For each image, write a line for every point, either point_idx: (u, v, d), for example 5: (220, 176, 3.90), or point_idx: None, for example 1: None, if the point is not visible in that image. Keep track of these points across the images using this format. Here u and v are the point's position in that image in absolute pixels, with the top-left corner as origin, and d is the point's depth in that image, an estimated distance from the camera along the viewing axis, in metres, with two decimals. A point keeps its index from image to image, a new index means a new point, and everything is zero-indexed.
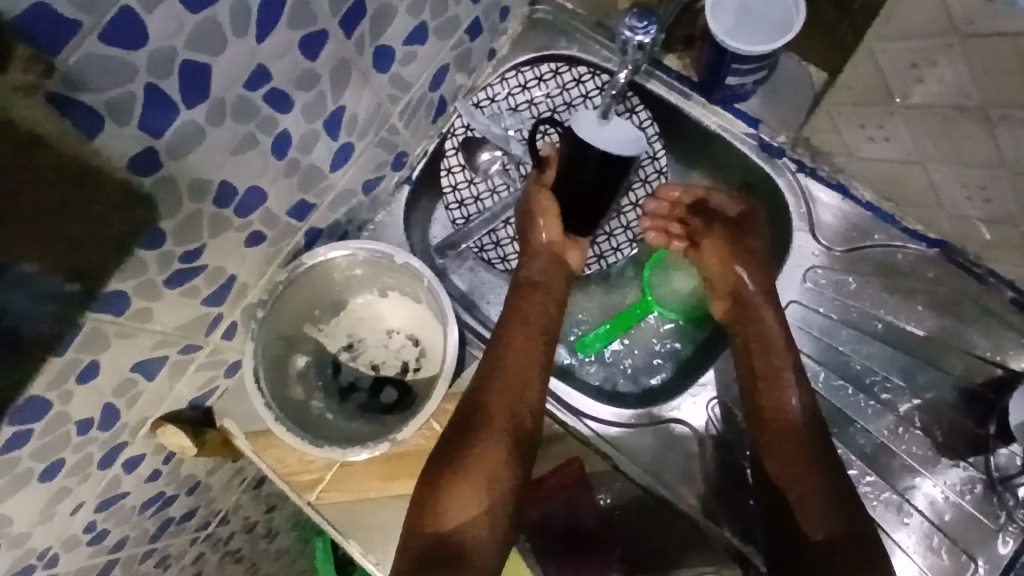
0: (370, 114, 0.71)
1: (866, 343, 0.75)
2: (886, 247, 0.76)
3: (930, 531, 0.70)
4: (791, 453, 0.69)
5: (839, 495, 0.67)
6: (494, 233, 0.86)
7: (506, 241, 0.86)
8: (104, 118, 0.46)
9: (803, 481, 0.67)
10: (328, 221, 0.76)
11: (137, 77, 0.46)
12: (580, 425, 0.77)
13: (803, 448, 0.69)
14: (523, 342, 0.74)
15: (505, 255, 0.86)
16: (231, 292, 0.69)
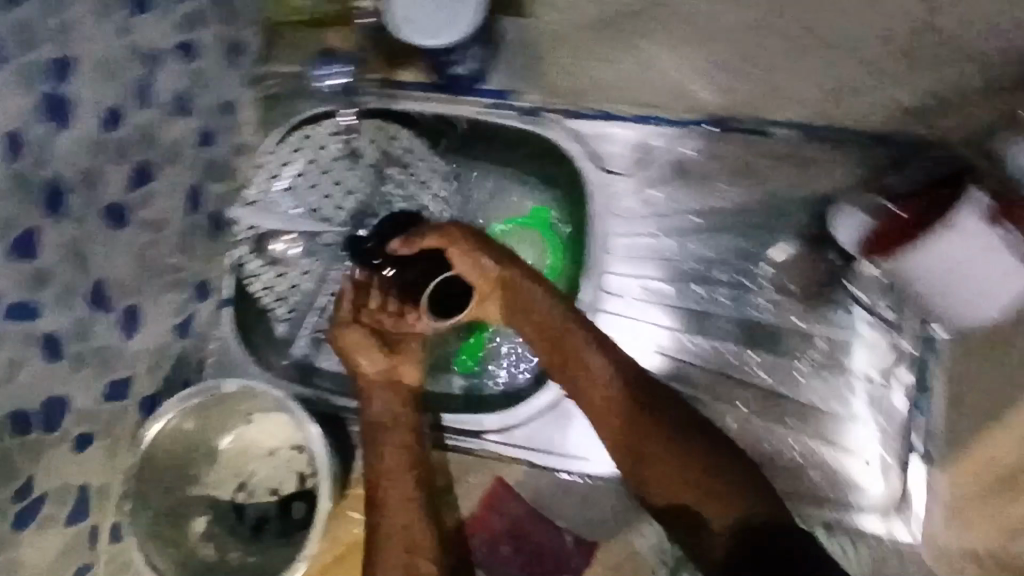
0: (138, 269, 0.69)
1: (696, 242, 0.76)
2: (673, 148, 0.76)
3: (826, 375, 0.72)
4: (659, 454, 0.65)
5: (709, 466, 0.64)
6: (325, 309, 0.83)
7: None
8: None
9: (677, 465, 0.64)
10: (159, 381, 0.74)
11: None
12: (486, 445, 0.75)
13: (664, 444, 0.65)
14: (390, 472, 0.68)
15: None
16: (92, 499, 0.67)
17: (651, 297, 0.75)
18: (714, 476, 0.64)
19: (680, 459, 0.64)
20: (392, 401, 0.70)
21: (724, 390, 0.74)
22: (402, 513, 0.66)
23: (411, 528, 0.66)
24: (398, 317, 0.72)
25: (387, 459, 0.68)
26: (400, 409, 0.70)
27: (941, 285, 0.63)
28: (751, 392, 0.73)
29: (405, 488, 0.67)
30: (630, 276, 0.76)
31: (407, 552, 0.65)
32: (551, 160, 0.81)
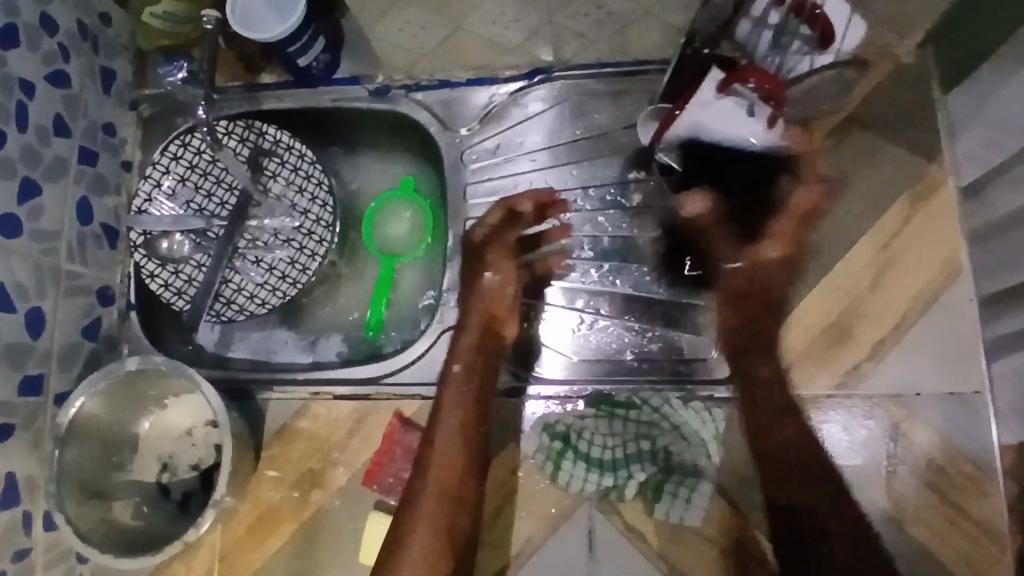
0: (37, 276, 0.76)
1: (541, 176, 0.86)
2: (508, 99, 0.86)
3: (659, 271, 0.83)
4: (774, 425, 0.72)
5: (815, 488, 0.68)
6: (223, 297, 0.88)
7: (237, 296, 0.88)
8: None
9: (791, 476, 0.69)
10: (74, 379, 0.80)
11: None
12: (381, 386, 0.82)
13: (792, 446, 0.70)
14: (454, 425, 0.72)
15: (242, 308, 0.88)
16: (19, 487, 0.73)
17: None
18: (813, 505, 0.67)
19: (806, 491, 0.68)
20: (470, 359, 0.75)
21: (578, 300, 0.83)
22: (450, 466, 0.70)
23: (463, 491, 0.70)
24: (500, 281, 0.77)
25: (451, 402, 0.72)
26: (476, 365, 0.74)
27: (702, 150, 0.70)
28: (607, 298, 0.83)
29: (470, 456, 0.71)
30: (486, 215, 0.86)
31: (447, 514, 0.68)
32: (406, 128, 0.90)
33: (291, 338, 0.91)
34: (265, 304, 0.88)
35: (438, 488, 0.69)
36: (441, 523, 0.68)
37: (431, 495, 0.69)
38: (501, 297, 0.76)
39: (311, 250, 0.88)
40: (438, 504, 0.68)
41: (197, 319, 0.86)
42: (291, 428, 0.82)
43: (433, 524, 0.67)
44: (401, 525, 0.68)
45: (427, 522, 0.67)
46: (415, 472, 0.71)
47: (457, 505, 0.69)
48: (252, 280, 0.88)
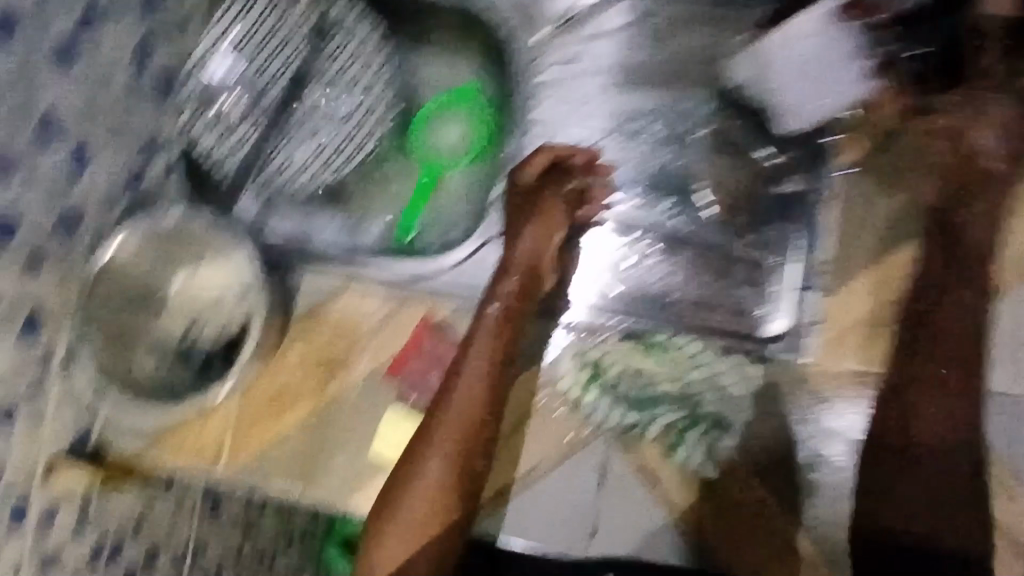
0: (91, 104, 0.71)
1: (610, 97, 0.84)
2: (589, 11, 0.84)
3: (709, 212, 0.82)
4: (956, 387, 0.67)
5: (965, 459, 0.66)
6: (270, 165, 0.89)
7: (284, 166, 0.90)
8: None
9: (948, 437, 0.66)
10: (109, 225, 0.77)
11: None
12: (425, 283, 0.82)
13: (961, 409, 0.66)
14: (481, 362, 0.70)
15: (290, 179, 0.89)
16: (42, 323, 0.70)
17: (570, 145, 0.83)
18: (924, 463, 0.65)
19: (952, 453, 0.65)
20: (510, 296, 0.72)
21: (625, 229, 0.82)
22: (471, 402, 0.69)
23: (481, 434, 0.69)
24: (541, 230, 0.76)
25: (479, 340, 0.71)
26: (514, 303, 0.73)
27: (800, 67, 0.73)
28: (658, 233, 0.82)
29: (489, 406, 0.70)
30: (552, 128, 0.84)
31: (460, 460, 0.68)
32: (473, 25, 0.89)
33: (332, 223, 0.87)
34: (318, 181, 0.90)
35: (462, 423, 0.68)
36: (459, 460, 0.68)
37: (453, 430, 0.68)
38: (540, 237, 0.75)
39: (366, 136, 0.93)
40: (458, 441, 0.68)
41: (245, 181, 0.88)
42: (318, 307, 0.83)
43: (452, 462, 0.68)
44: (418, 455, 0.68)
45: (447, 459, 0.67)
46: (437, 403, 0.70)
47: (477, 439, 0.69)
48: (302, 154, 0.90)
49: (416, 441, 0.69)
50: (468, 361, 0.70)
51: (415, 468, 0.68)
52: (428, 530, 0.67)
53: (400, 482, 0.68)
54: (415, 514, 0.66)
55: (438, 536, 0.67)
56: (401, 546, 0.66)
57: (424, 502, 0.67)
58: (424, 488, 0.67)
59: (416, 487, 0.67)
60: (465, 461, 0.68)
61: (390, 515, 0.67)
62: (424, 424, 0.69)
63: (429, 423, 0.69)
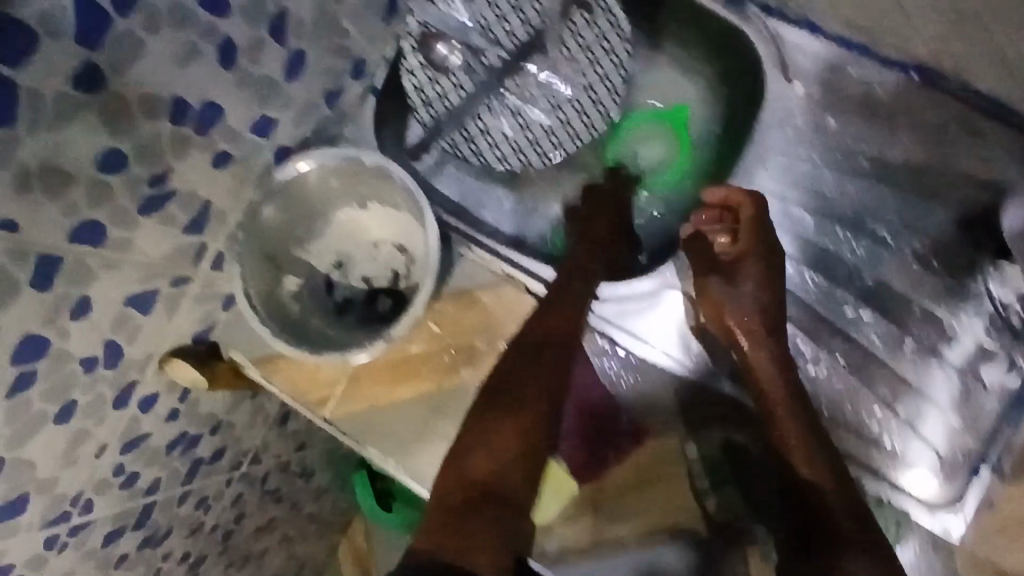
0: (317, 19, 0.67)
1: (851, 181, 0.73)
2: (864, 81, 0.72)
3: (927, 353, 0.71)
4: None
5: None
6: (466, 130, 0.84)
7: (479, 136, 0.84)
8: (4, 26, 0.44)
9: None
10: (296, 138, 0.75)
11: None
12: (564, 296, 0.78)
13: None
14: (553, 326, 0.69)
15: (479, 151, 0.84)
16: (209, 219, 0.69)
17: (788, 223, 0.75)
18: (848, 547, 0.59)
19: None
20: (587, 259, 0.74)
21: (825, 338, 0.73)
22: (521, 350, 0.68)
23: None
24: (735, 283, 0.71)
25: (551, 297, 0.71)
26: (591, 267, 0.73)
27: None
28: (853, 348, 0.72)
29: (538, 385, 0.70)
30: (775, 194, 0.75)
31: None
32: (727, 50, 0.78)
33: (504, 201, 0.85)
34: (508, 164, 0.85)
35: (518, 377, 0.67)
36: (513, 417, 0.67)
37: (505, 384, 0.68)
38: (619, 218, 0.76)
39: (577, 132, 0.85)
40: (513, 391, 0.68)
41: (433, 138, 0.83)
42: (471, 296, 0.77)
43: (506, 416, 0.68)
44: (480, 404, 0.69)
45: (500, 405, 0.68)
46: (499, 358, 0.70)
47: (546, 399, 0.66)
48: (501, 129, 0.85)
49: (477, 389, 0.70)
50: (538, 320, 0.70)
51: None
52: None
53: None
54: (465, 457, 0.68)
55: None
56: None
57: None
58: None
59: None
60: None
61: None
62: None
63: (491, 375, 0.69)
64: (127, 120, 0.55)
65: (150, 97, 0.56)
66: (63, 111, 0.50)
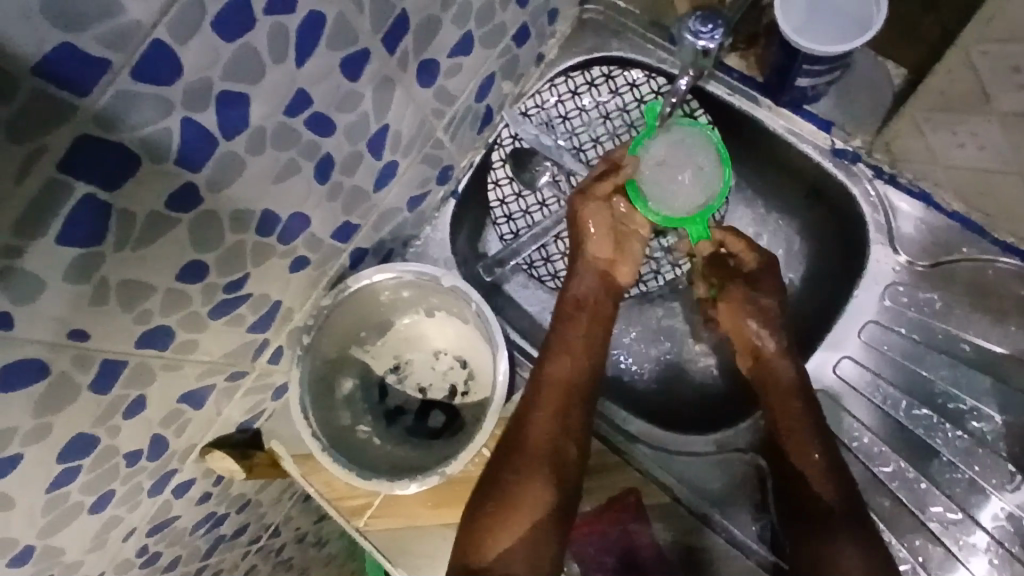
0: (414, 130, 0.67)
1: (951, 366, 0.70)
2: (976, 262, 0.70)
3: (1010, 561, 0.65)
4: None
5: None
6: (544, 249, 0.84)
7: (558, 257, 0.84)
8: (114, 155, 0.43)
9: None
10: (373, 240, 0.73)
11: (147, 112, 0.43)
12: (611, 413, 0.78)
13: None
14: (568, 371, 0.72)
15: (556, 272, 0.84)
16: (277, 317, 0.67)
17: (877, 400, 0.70)
18: (842, 533, 0.65)
19: None
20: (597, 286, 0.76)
21: (905, 528, 0.67)
22: (559, 394, 0.71)
23: (553, 445, 0.69)
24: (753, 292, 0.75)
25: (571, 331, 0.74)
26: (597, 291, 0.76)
27: None
28: (936, 547, 0.66)
29: (567, 420, 0.70)
30: (864, 366, 0.71)
31: (545, 475, 0.68)
32: (831, 204, 0.77)
33: None
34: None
35: (548, 426, 0.70)
36: (547, 462, 0.68)
37: (540, 438, 0.69)
38: (625, 267, 0.78)
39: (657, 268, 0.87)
40: (544, 447, 0.69)
41: (510, 257, 0.82)
42: None
43: (543, 461, 0.68)
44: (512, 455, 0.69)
45: (536, 449, 0.69)
46: (524, 411, 0.71)
47: (566, 450, 0.69)
48: None
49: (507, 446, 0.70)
50: (548, 374, 0.72)
51: (507, 479, 0.68)
52: (518, 527, 0.66)
53: (507, 498, 0.67)
54: (514, 515, 0.67)
55: (535, 544, 0.66)
56: (506, 537, 0.66)
57: (517, 512, 0.67)
58: (528, 496, 0.67)
59: (518, 502, 0.67)
60: (543, 475, 0.67)
61: (490, 516, 0.66)
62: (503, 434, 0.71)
63: (521, 419, 0.71)
64: (216, 233, 0.54)
65: (239, 211, 0.55)
66: (155, 228, 0.49)
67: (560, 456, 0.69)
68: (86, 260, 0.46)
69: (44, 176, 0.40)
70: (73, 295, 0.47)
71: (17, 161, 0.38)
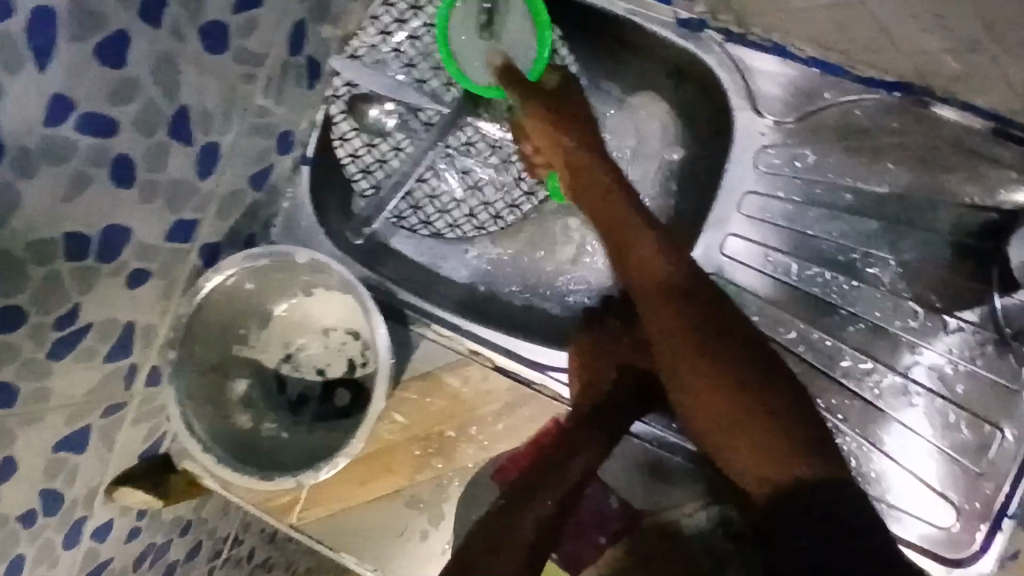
0: (225, 104, 0.61)
1: (836, 219, 0.68)
2: (840, 105, 0.67)
3: (929, 397, 0.65)
4: None
5: None
6: (411, 195, 0.80)
7: (426, 201, 0.80)
8: None
9: None
10: (224, 231, 0.68)
11: None
12: (515, 346, 0.71)
13: None
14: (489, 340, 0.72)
15: (428, 217, 0.80)
16: (137, 338, 0.63)
17: (771, 269, 0.69)
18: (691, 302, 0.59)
19: None
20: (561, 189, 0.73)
21: (822, 387, 0.67)
22: (479, 362, 0.71)
23: (478, 406, 0.70)
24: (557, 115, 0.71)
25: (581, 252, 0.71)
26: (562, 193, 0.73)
27: None
28: (855, 402, 0.66)
29: (493, 382, 0.70)
30: (753, 240, 0.69)
31: (483, 435, 0.69)
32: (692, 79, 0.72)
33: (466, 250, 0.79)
34: (459, 230, 0.80)
35: (471, 383, 0.70)
36: (479, 420, 0.70)
37: (464, 401, 0.70)
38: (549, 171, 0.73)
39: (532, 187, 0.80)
40: (467, 408, 0.70)
41: (375, 214, 0.79)
42: (436, 378, 0.71)
43: (471, 420, 0.70)
44: (437, 429, 0.70)
45: (463, 411, 0.70)
46: (445, 380, 0.71)
47: (496, 405, 0.70)
48: (449, 191, 0.80)
49: (432, 418, 0.70)
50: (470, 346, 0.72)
51: (437, 449, 0.70)
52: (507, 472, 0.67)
53: (444, 462, 0.70)
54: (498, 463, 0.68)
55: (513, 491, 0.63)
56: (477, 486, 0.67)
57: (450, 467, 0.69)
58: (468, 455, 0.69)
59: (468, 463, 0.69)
60: (478, 436, 0.69)
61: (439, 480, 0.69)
62: (416, 403, 0.71)
63: (437, 385, 0.71)
64: (14, 271, 0.49)
65: (32, 242, 0.49)
66: None
67: (491, 407, 0.70)
68: None
69: None
70: None
71: None
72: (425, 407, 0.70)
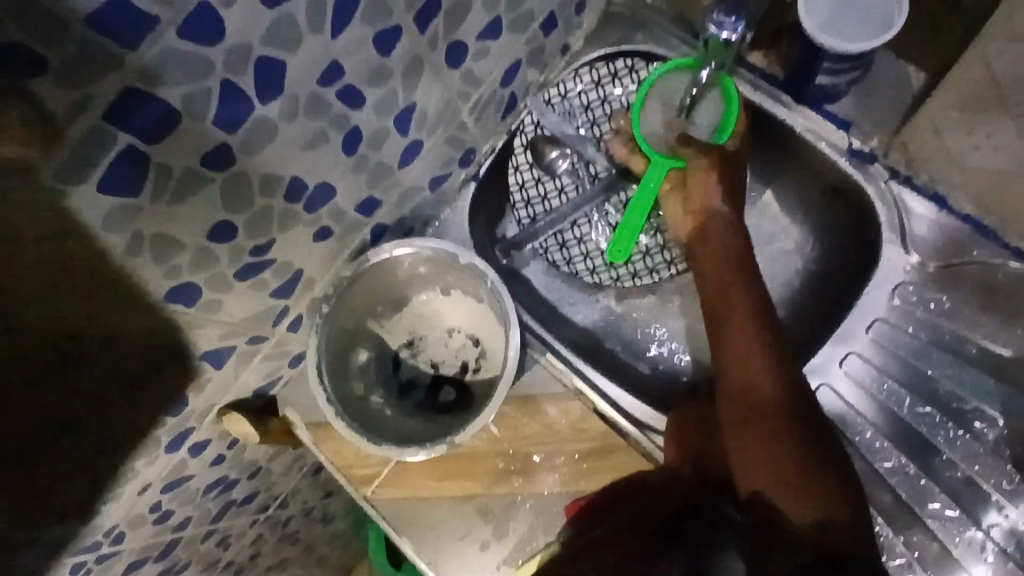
0: (440, 110, 0.69)
1: (958, 367, 0.71)
2: (985, 265, 0.71)
3: (1003, 561, 0.66)
4: None
5: None
6: (561, 235, 0.87)
7: (572, 243, 0.87)
8: (155, 110, 0.45)
9: None
10: (395, 217, 0.75)
11: (186, 72, 0.45)
12: (612, 388, 0.79)
13: None
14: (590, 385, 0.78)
15: (570, 257, 0.87)
16: (298, 286, 0.70)
17: (883, 396, 0.71)
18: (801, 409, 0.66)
19: None
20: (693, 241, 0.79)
21: (902, 524, 0.68)
22: (576, 400, 0.75)
23: (568, 442, 0.73)
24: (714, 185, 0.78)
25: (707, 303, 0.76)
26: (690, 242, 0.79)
27: None
28: (934, 544, 0.67)
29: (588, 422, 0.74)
30: (872, 363, 0.72)
31: (566, 466, 0.73)
32: (848, 205, 0.77)
33: (590, 297, 0.88)
34: (596, 276, 0.87)
35: (566, 415, 0.74)
36: (565, 455, 0.73)
37: (556, 432, 0.74)
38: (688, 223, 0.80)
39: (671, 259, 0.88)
40: (555, 436, 0.74)
41: (528, 240, 0.86)
42: (536, 403, 0.75)
43: (559, 450, 0.73)
44: (524, 449, 0.74)
45: (551, 440, 0.74)
46: (544, 408, 0.75)
47: (585, 444, 0.73)
48: (594, 240, 0.87)
49: (523, 439, 0.74)
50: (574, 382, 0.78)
51: (522, 469, 0.73)
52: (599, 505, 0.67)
53: (523, 482, 0.73)
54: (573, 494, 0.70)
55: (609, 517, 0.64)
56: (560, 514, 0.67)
57: (527, 489, 0.73)
58: (548, 483, 0.73)
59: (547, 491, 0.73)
60: (561, 466, 0.73)
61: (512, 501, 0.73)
62: (513, 419, 0.75)
63: (536, 409, 0.75)
64: (245, 195, 0.56)
65: (267, 176, 0.57)
66: (189, 185, 0.51)
67: (583, 440, 0.74)
68: (120, 210, 0.48)
69: (88, 126, 0.42)
70: (108, 244, 0.49)
71: (67, 106, 0.40)
72: (521, 426, 0.75)
